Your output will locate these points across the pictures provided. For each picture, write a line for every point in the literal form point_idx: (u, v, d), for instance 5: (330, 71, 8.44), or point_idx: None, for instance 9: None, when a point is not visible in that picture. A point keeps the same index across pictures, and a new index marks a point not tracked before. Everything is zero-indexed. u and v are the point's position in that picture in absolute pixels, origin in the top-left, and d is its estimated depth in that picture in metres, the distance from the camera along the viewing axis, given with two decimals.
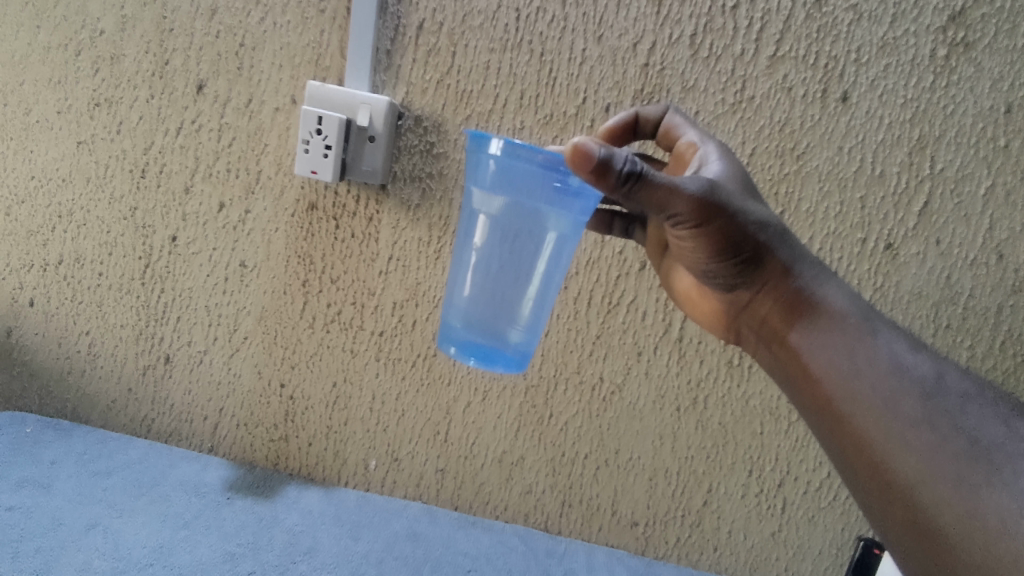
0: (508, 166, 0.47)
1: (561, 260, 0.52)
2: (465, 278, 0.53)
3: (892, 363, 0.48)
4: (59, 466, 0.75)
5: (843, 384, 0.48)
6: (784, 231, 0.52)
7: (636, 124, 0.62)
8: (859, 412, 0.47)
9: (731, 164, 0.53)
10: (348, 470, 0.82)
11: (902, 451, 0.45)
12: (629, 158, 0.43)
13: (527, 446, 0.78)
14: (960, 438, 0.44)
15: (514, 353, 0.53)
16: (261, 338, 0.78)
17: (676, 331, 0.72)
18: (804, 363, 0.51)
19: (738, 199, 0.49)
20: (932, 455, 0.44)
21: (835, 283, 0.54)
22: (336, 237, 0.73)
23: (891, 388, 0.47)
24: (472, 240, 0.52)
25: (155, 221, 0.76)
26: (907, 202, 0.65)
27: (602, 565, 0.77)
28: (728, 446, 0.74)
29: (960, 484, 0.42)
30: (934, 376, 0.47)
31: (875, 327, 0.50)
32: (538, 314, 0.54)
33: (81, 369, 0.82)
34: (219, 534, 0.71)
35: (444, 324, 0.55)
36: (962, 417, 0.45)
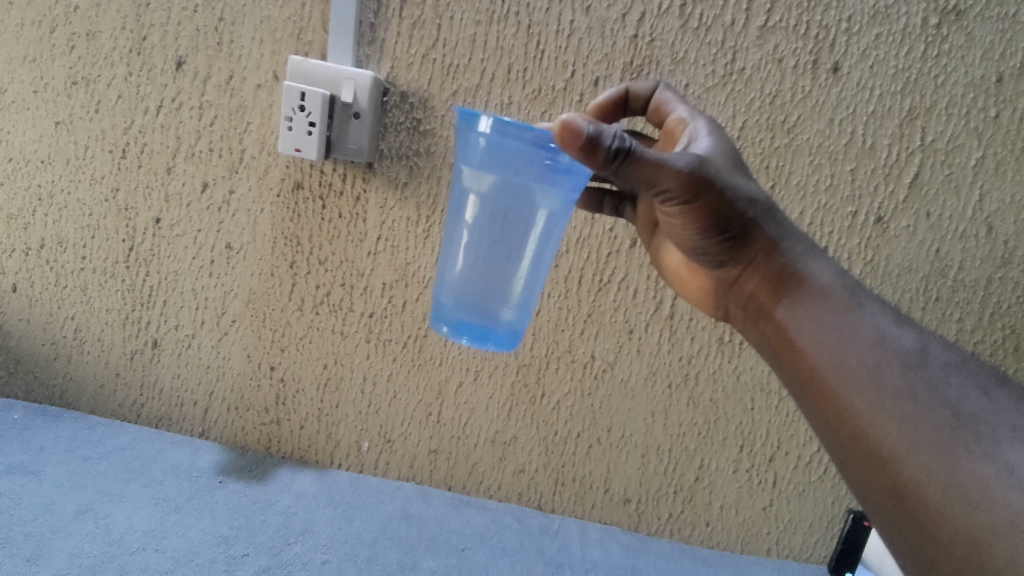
0: (498, 144, 0.46)
1: (552, 237, 0.52)
2: (455, 257, 0.52)
3: (876, 335, 0.48)
4: (48, 452, 0.75)
5: (828, 356, 0.48)
6: (772, 206, 0.52)
7: (627, 99, 0.61)
8: (843, 383, 0.47)
9: (721, 140, 0.53)
10: (340, 452, 0.82)
11: (883, 419, 0.45)
12: (618, 134, 0.43)
13: (519, 425, 0.78)
14: (941, 407, 0.44)
15: (507, 331, 0.53)
16: (249, 320, 0.77)
17: (667, 308, 0.72)
18: (789, 337, 0.51)
19: (727, 175, 0.48)
20: (914, 424, 0.43)
21: (823, 258, 0.53)
22: (323, 217, 0.72)
23: (875, 358, 0.47)
24: (463, 219, 0.51)
25: (137, 202, 0.74)
26: (898, 174, 0.64)
27: (596, 541, 0.77)
28: (719, 422, 0.75)
29: (941, 451, 0.42)
30: (917, 347, 0.47)
31: (861, 301, 0.50)
32: (530, 291, 0.53)
33: (68, 355, 0.81)
34: (211, 517, 0.70)
35: (435, 304, 0.55)
36: (944, 388, 0.45)
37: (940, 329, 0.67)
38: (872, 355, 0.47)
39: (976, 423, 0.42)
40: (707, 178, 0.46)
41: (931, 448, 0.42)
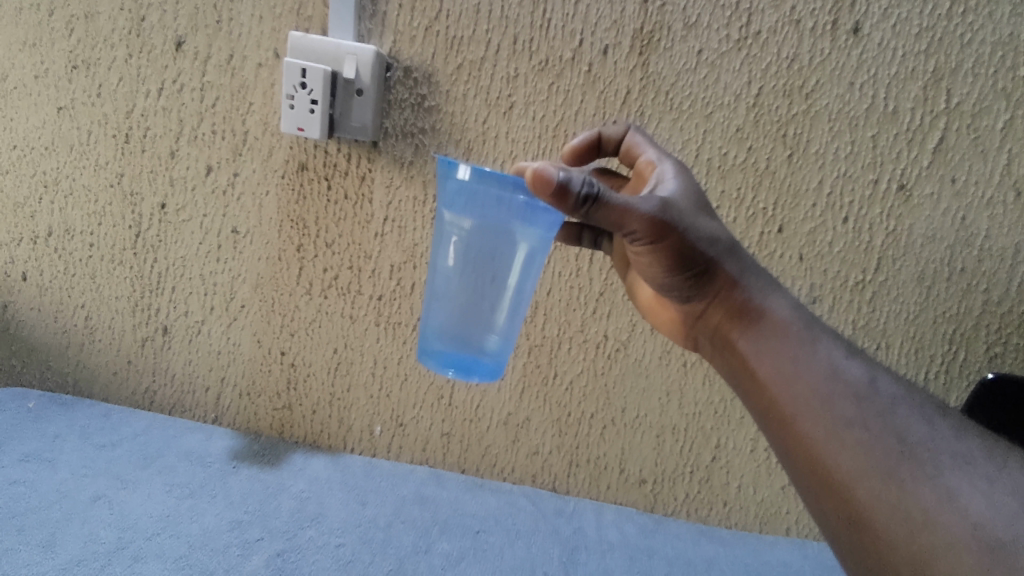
0: (477, 190, 0.46)
1: (533, 270, 0.51)
2: (438, 292, 0.52)
3: (830, 367, 0.48)
4: (62, 440, 0.75)
5: (786, 386, 0.48)
6: (733, 243, 0.52)
7: (600, 142, 0.62)
8: (802, 414, 0.47)
9: (685, 180, 0.52)
10: (353, 436, 0.81)
11: (836, 448, 0.44)
12: (588, 180, 0.43)
13: (532, 407, 0.77)
14: (887, 436, 0.44)
15: (491, 360, 0.52)
16: (258, 305, 0.77)
17: None
18: (751, 368, 0.51)
19: (686, 213, 0.49)
20: (863, 451, 0.43)
21: (780, 293, 0.53)
22: (329, 199, 0.71)
23: (830, 391, 0.47)
24: (445, 258, 0.50)
25: (142, 187, 0.74)
26: (921, 139, 0.62)
27: (611, 522, 0.76)
28: (736, 401, 0.73)
29: (889, 479, 0.42)
30: (867, 380, 0.47)
31: (816, 334, 0.50)
32: (514, 321, 0.52)
33: (80, 343, 0.81)
34: (225, 502, 0.70)
35: (421, 337, 0.54)
36: (891, 418, 0.45)
37: (965, 301, 0.65)
38: (826, 387, 0.47)
39: (920, 450, 0.42)
40: (663, 213, 0.46)
41: (880, 475, 0.42)
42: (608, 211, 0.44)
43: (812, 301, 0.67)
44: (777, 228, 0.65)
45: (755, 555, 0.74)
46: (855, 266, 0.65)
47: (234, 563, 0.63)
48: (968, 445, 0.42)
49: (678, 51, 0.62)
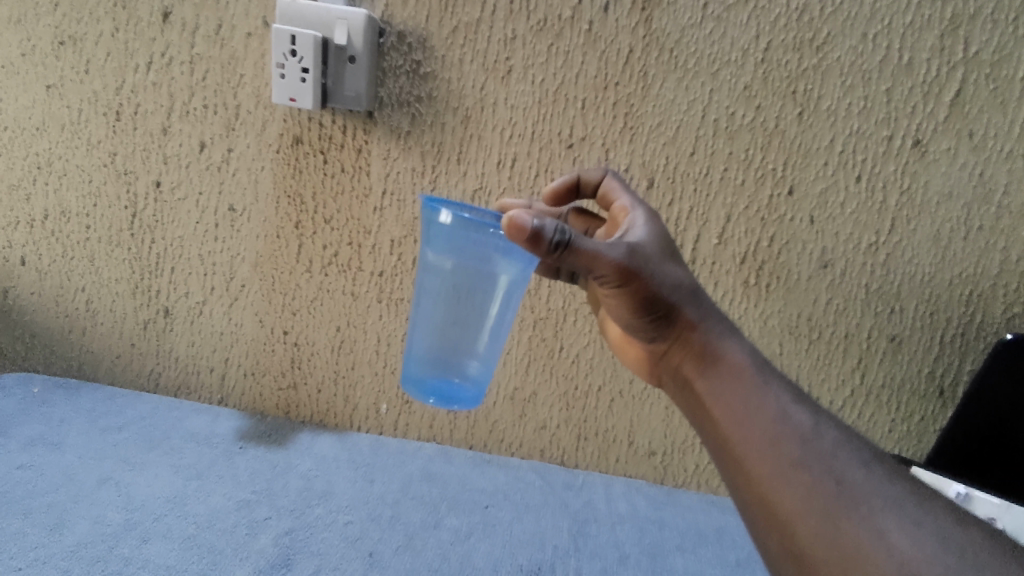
0: (458, 231, 0.47)
1: (512, 302, 0.52)
2: (420, 325, 0.53)
3: (779, 407, 0.45)
4: (68, 424, 0.75)
5: (736, 424, 0.46)
6: (696, 287, 0.52)
7: (578, 185, 0.62)
8: (750, 456, 0.44)
9: (655, 225, 0.53)
10: (359, 415, 0.81)
11: (779, 484, 0.42)
12: (560, 227, 0.44)
13: (539, 381, 0.76)
14: (825, 476, 0.41)
15: (473, 387, 0.53)
16: (259, 284, 0.76)
17: (688, 253, 0.68)
18: (705, 406, 0.49)
19: (650, 259, 0.50)
20: (806, 489, 0.41)
21: (738, 337, 0.52)
22: (325, 173, 0.70)
23: (777, 432, 0.44)
24: (427, 293, 0.52)
25: (136, 166, 0.72)
26: (938, 92, 0.61)
27: (621, 495, 0.76)
28: None
29: (828, 520, 0.39)
30: (812, 423, 0.44)
31: (768, 376, 0.48)
32: (494, 353, 0.54)
33: (82, 327, 0.81)
34: (232, 482, 0.70)
35: (405, 368, 0.55)
36: (833, 459, 0.42)
37: (984, 261, 0.65)
38: (774, 425, 0.44)
39: (858, 491, 0.39)
40: (623, 257, 0.48)
41: (818, 514, 0.39)
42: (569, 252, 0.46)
43: (824, 266, 0.67)
44: (787, 190, 0.65)
45: None
46: (868, 227, 0.65)
47: (242, 542, 0.62)
48: (902, 486, 0.40)
49: (683, 6, 0.61)
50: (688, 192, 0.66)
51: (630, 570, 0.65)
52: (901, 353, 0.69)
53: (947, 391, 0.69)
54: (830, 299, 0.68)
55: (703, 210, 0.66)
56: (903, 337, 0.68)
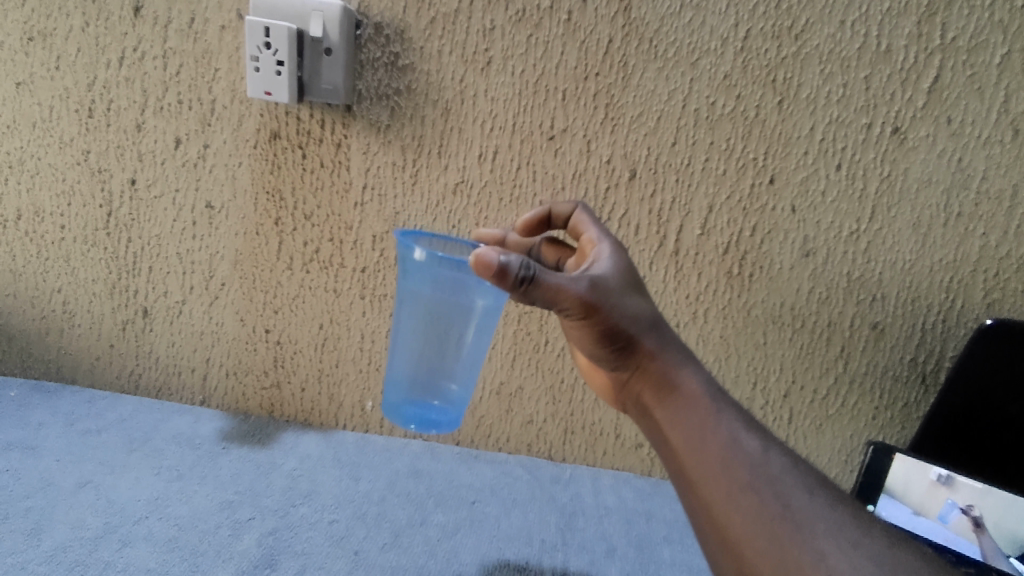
0: (433, 270, 0.52)
1: (485, 332, 0.57)
2: (401, 352, 0.58)
3: (730, 433, 0.47)
4: (46, 428, 0.73)
5: (689, 449, 0.47)
6: (656, 317, 0.53)
7: (550, 217, 0.63)
8: (705, 480, 0.45)
9: (620, 258, 0.54)
10: (344, 412, 0.80)
11: (731, 508, 0.43)
12: (526, 262, 0.45)
13: (524, 375, 0.76)
14: (773, 500, 0.43)
15: (451, 410, 0.58)
16: (239, 283, 0.75)
17: (671, 244, 0.68)
18: (662, 432, 0.50)
19: (612, 292, 0.50)
20: (754, 513, 0.42)
21: (694, 365, 0.52)
22: (305, 168, 0.69)
23: (729, 458, 0.45)
24: (407, 323, 0.57)
25: (111, 164, 0.71)
26: (915, 79, 0.61)
27: (608, 488, 0.76)
28: (731, 359, 0.72)
29: (773, 542, 0.41)
30: (761, 451, 0.46)
31: (723, 406, 0.49)
32: (470, 377, 0.59)
33: (59, 329, 0.79)
34: (215, 483, 0.69)
35: (388, 392, 0.60)
36: (780, 484, 0.44)
37: (963, 247, 0.65)
38: (726, 451, 0.46)
39: (805, 518, 0.42)
40: (586, 291, 0.48)
41: (767, 536, 0.41)
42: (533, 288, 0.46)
43: (806, 255, 0.67)
44: (768, 179, 0.65)
45: None
46: (849, 215, 0.66)
47: (225, 543, 0.61)
48: (842, 512, 0.42)
49: None
50: (670, 182, 0.66)
51: (618, 562, 0.65)
52: (884, 341, 0.69)
53: (928, 378, 0.70)
54: (812, 288, 0.68)
55: (686, 200, 0.66)
56: (885, 324, 0.69)
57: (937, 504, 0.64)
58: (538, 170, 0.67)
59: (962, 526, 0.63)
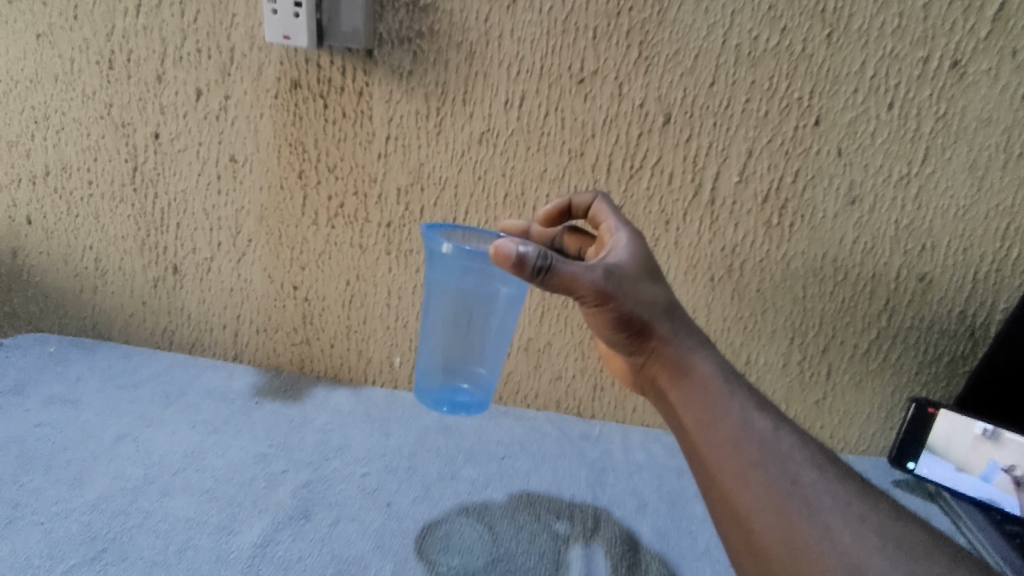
0: (459, 262, 0.53)
1: (512, 317, 0.58)
2: (430, 339, 0.59)
3: (742, 414, 0.45)
4: (84, 382, 0.75)
5: (703, 432, 0.46)
6: (673, 302, 0.51)
7: (571, 208, 0.62)
8: (717, 458, 0.44)
9: (637, 245, 0.52)
10: (372, 369, 0.80)
11: (741, 485, 0.42)
12: (544, 252, 0.44)
13: (553, 331, 0.75)
14: (781, 477, 0.42)
15: (479, 392, 0.60)
16: (265, 238, 0.74)
17: (707, 193, 0.65)
18: (677, 416, 0.48)
19: (627, 279, 0.49)
20: (764, 490, 0.41)
21: (708, 349, 0.51)
22: (326, 118, 0.67)
23: (740, 437, 0.44)
24: (435, 312, 0.58)
25: (133, 117, 0.70)
26: (979, 6, 0.57)
27: (638, 445, 0.76)
28: (767, 314, 0.69)
29: (782, 515, 0.40)
30: (772, 429, 0.45)
31: (737, 388, 0.48)
32: (498, 360, 0.60)
33: (93, 286, 0.80)
34: (250, 436, 0.69)
35: (418, 377, 0.62)
36: (790, 462, 0.43)
37: None
38: (737, 430, 0.44)
39: (811, 494, 0.41)
40: (603, 279, 0.46)
41: (777, 511, 0.40)
42: (549, 277, 0.44)
43: (851, 202, 0.64)
44: (814, 121, 0.62)
45: None
46: (899, 158, 0.62)
47: (261, 494, 0.60)
48: (848, 487, 0.42)
49: None
50: (707, 126, 0.63)
51: (649, 517, 0.63)
52: (931, 293, 0.67)
53: (978, 333, 0.68)
54: (857, 238, 0.65)
55: (723, 145, 0.63)
56: (934, 276, 0.66)
57: (980, 463, 0.64)
58: (567, 117, 0.64)
59: (1006, 485, 0.63)
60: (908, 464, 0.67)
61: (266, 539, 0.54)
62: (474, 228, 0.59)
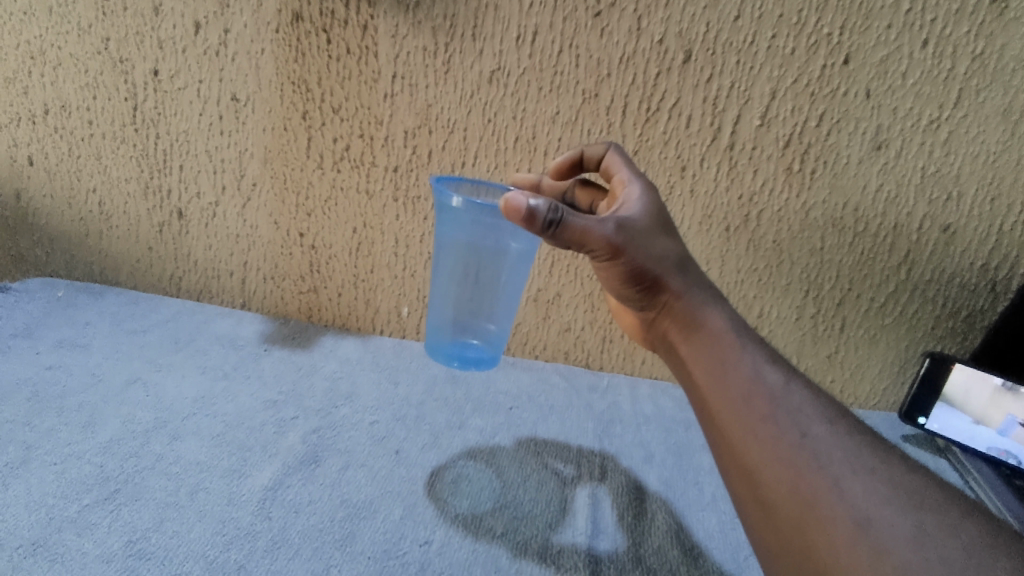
0: (470, 216, 0.51)
1: (522, 273, 0.57)
2: (439, 295, 0.58)
3: (753, 367, 0.43)
4: (93, 326, 0.74)
5: (713, 385, 0.44)
6: (685, 257, 0.50)
7: (582, 161, 0.59)
8: (726, 413, 0.42)
9: (650, 198, 0.50)
10: (381, 318, 0.79)
11: (749, 438, 0.40)
12: (555, 205, 0.42)
13: (563, 282, 0.74)
14: (791, 429, 0.40)
15: (490, 348, 0.59)
16: (270, 182, 0.73)
17: (726, 137, 0.63)
18: (688, 371, 0.47)
19: (640, 232, 0.47)
20: (772, 442, 0.39)
21: (721, 304, 0.49)
22: (329, 55, 0.66)
23: (749, 391, 0.42)
24: (444, 268, 0.56)
25: (131, 52, 0.70)
26: None
27: (647, 398, 0.75)
28: (783, 266, 0.67)
29: (790, 467, 0.38)
30: (782, 383, 0.43)
31: (747, 341, 0.45)
32: (508, 316, 0.59)
33: (99, 230, 0.80)
34: (259, 383, 0.68)
35: (428, 333, 0.60)
36: (799, 415, 0.40)
37: None
38: (746, 384, 0.42)
39: (821, 447, 0.38)
40: (615, 232, 0.45)
41: (784, 463, 0.38)
42: (559, 231, 0.43)
43: (877, 147, 0.61)
44: (842, 59, 0.59)
45: None
46: (931, 101, 0.59)
47: (271, 440, 0.59)
48: (857, 441, 0.39)
49: None
50: (730, 65, 0.60)
51: (656, 468, 0.62)
52: (954, 245, 0.64)
53: (999, 285, 0.65)
54: (880, 186, 0.63)
55: (746, 86, 0.61)
56: (958, 227, 0.63)
57: (999, 416, 0.63)
58: (581, 54, 0.62)
59: None
60: (919, 419, 0.67)
61: (277, 483, 0.54)
62: (481, 180, 0.57)
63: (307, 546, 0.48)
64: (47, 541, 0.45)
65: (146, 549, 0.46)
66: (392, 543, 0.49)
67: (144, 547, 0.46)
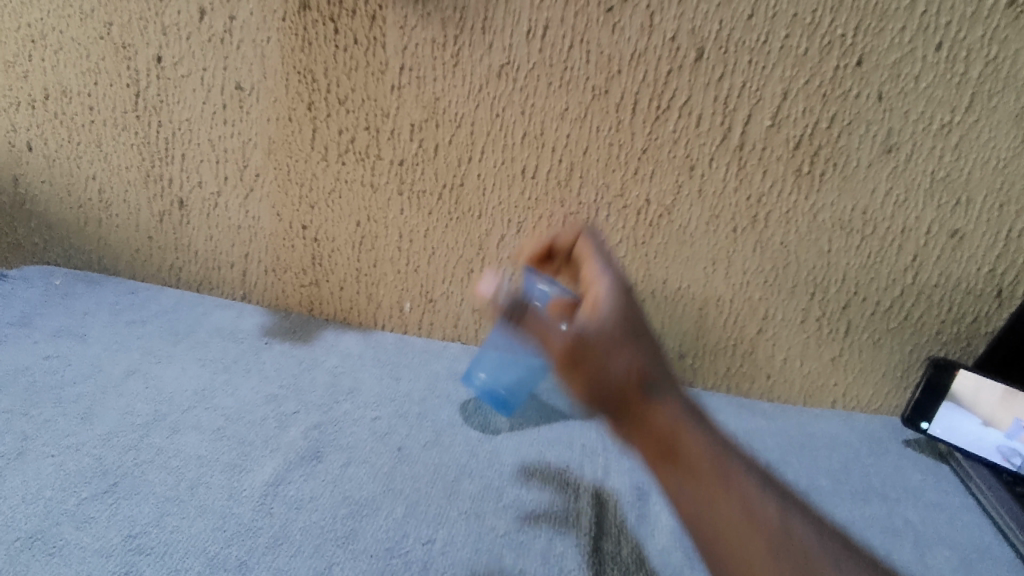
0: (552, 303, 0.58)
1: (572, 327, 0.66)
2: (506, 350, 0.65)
3: (711, 454, 0.48)
4: (91, 316, 0.73)
5: (675, 470, 0.47)
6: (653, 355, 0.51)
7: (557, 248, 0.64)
8: (692, 506, 0.46)
9: (619, 300, 0.53)
10: (383, 313, 0.79)
11: (705, 507, 0.46)
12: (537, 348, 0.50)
13: None
14: (740, 499, 0.46)
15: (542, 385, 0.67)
16: (274, 174, 0.72)
17: (736, 137, 0.62)
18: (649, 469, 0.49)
19: (609, 341, 0.49)
20: (728, 509, 0.46)
21: (678, 393, 0.51)
22: (337, 45, 0.65)
23: (709, 478, 0.47)
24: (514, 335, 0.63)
25: (134, 38, 0.69)
26: None
27: None
28: (790, 268, 0.67)
29: (747, 534, 0.44)
30: (726, 454, 0.48)
31: (702, 424, 0.49)
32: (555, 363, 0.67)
33: (98, 219, 0.79)
34: (259, 376, 0.68)
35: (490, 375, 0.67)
36: (743, 483, 0.47)
37: None
38: (705, 459, 0.47)
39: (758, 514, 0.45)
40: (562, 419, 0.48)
41: (744, 523, 0.44)
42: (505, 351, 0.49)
43: (887, 150, 0.61)
44: (855, 61, 0.58)
45: (800, 426, 0.70)
46: (943, 105, 0.59)
47: (272, 435, 0.59)
48: None
49: None
50: (742, 64, 0.59)
51: None
52: (961, 250, 0.64)
53: (1005, 291, 0.65)
54: (890, 190, 0.62)
55: (757, 86, 0.60)
56: (966, 232, 0.63)
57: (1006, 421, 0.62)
58: (592, 50, 0.61)
59: None
60: (922, 425, 0.67)
61: (278, 479, 0.53)
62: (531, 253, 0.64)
63: (308, 544, 0.47)
64: (45, 535, 0.45)
65: (146, 544, 0.45)
66: (395, 541, 0.48)
67: (143, 542, 0.45)
